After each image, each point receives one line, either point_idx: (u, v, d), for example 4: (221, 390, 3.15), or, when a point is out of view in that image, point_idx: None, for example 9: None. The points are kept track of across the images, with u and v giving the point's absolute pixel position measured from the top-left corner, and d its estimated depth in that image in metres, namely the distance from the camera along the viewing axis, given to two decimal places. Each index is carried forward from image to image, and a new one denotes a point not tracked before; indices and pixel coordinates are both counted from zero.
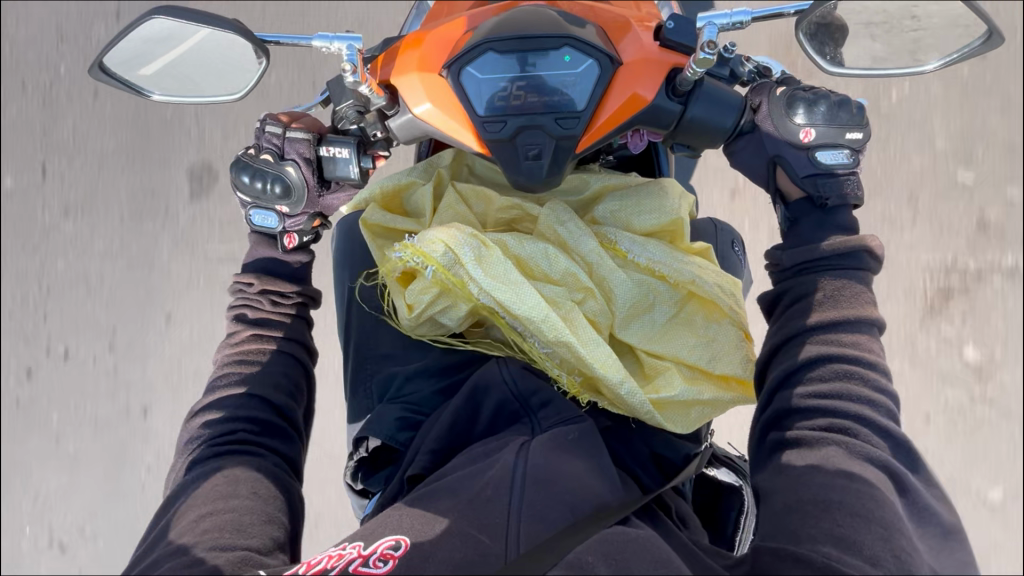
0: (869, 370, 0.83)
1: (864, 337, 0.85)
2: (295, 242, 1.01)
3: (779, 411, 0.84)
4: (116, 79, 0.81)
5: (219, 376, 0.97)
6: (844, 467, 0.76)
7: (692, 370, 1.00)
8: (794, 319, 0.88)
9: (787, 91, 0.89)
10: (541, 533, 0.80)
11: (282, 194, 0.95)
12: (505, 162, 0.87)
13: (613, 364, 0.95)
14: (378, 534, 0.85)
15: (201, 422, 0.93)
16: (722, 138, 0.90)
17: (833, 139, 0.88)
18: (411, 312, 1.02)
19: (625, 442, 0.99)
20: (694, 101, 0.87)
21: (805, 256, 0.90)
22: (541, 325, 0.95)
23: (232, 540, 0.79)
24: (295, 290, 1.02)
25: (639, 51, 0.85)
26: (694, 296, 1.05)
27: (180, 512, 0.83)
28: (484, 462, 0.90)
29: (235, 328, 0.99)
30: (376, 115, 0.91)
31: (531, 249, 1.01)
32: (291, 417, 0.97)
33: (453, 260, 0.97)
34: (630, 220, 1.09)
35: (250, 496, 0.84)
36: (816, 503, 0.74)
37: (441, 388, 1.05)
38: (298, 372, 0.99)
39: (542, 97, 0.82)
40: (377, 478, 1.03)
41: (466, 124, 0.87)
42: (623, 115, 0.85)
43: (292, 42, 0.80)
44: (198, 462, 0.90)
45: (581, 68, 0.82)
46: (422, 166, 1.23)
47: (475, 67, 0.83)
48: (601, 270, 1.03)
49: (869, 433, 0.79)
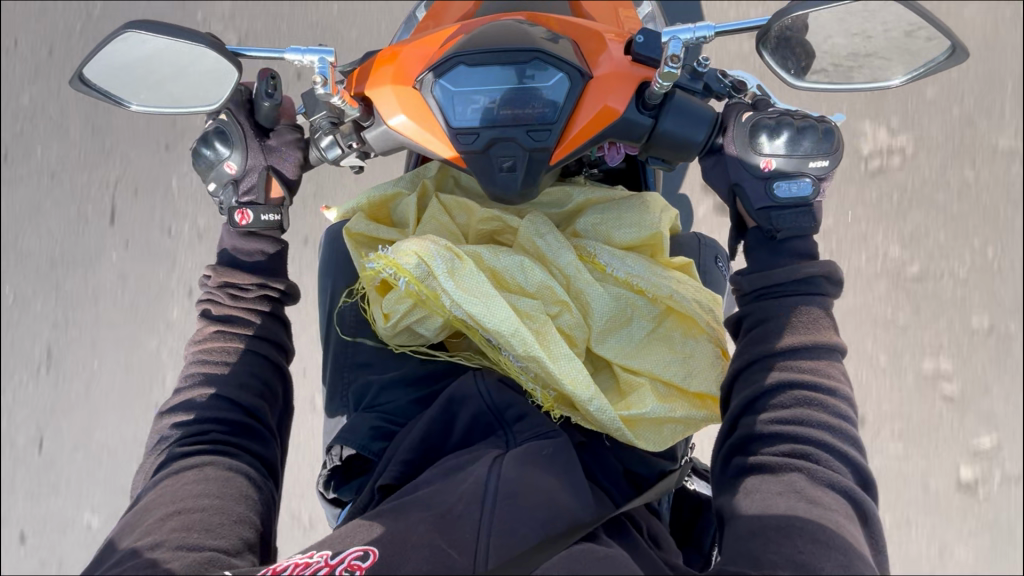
0: (829, 396, 0.81)
1: (825, 362, 0.83)
2: (249, 217, 0.96)
3: (742, 437, 0.82)
4: (97, 90, 0.82)
5: (186, 376, 0.96)
6: (807, 493, 0.74)
7: (667, 387, 0.98)
8: (754, 345, 0.86)
9: (753, 116, 0.86)
10: (513, 547, 0.79)
11: (223, 149, 0.92)
12: (480, 172, 0.87)
13: (583, 381, 0.94)
14: (347, 544, 0.84)
15: (169, 423, 0.93)
16: (695, 151, 0.89)
17: (794, 168, 0.86)
18: (388, 321, 1.03)
19: (598, 459, 0.97)
20: (665, 114, 0.86)
21: (763, 281, 0.88)
22: (511, 339, 0.95)
23: (200, 540, 0.78)
24: (256, 282, 0.99)
25: (611, 65, 0.85)
26: (672, 311, 1.03)
27: (145, 511, 0.82)
28: (454, 476, 0.89)
29: (200, 324, 0.99)
30: (351, 126, 0.91)
31: (506, 262, 1.01)
32: (262, 418, 0.96)
33: (427, 272, 0.97)
34: (610, 233, 1.08)
35: (218, 496, 0.84)
36: (779, 528, 0.71)
37: (417, 398, 1.05)
38: (267, 369, 0.98)
39: (513, 109, 0.82)
40: (348, 487, 1.03)
41: (440, 135, 0.88)
42: (594, 128, 0.85)
43: (265, 56, 0.81)
44: (166, 462, 0.89)
45: (551, 81, 0.82)
46: (408, 177, 1.24)
47: (448, 80, 0.83)
48: (578, 284, 1.03)
49: (830, 459, 0.77)
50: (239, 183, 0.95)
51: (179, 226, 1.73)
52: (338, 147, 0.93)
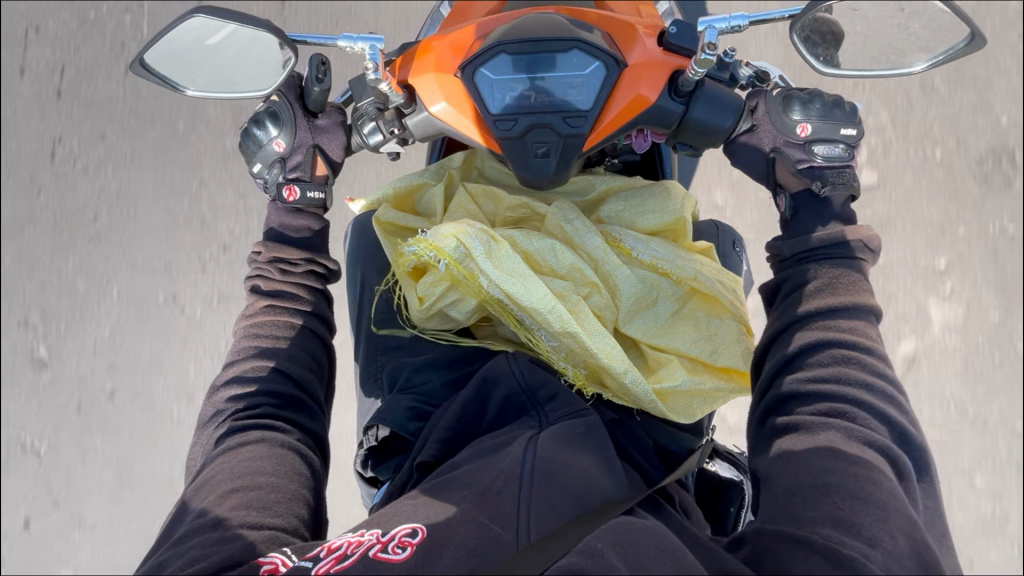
0: (867, 355, 0.86)
1: (861, 323, 0.88)
2: (296, 193, 1.00)
3: (779, 395, 0.87)
4: (156, 75, 0.86)
5: (238, 350, 1.00)
6: (842, 451, 0.78)
7: (694, 362, 1.03)
8: (791, 308, 0.91)
9: (784, 91, 0.94)
10: (554, 522, 0.82)
11: (274, 126, 0.96)
12: (515, 159, 0.91)
13: (617, 355, 0.98)
14: (393, 522, 0.84)
15: (224, 397, 0.96)
16: (721, 138, 0.94)
17: (829, 133, 0.92)
18: (422, 304, 1.06)
19: (630, 434, 1.00)
20: (697, 99, 0.91)
21: (803, 246, 0.93)
22: (548, 317, 0.99)
23: (259, 518, 0.82)
24: (304, 258, 1.03)
25: (644, 54, 0.90)
26: (696, 293, 1.08)
27: (205, 486, 0.85)
28: (493, 453, 0.90)
29: (251, 300, 1.02)
30: (394, 112, 0.95)
31: (538, 245, 1.05)
32: (311, 392, 1.00)
33: (465, 254, 1.01)
34: (634, 219, 1.13)
35: (273, 474, 0.87)
36: (817, 487, 0.76)
37: (450, 379, 1.08)
38: (315, 344, 1.02)
39: (550, 97, 0.87)
40: (386, 466, 1.05)
41: (478, 121, 0.92)
42: (626, 115, 0.89)
43: (318, 41, 0.85)
44: (222, 436, 0.92)
45: (588, 69, 0.86)
46: (434, 167, 1.28)
47: (489, 68, 0.88)
48: (606, 266, 1.07)
49: (867, 417, 0.81)
50: (286, 161, 0.99)
51: (195, 216, 1.75)
52: (380, 134, 0.98)
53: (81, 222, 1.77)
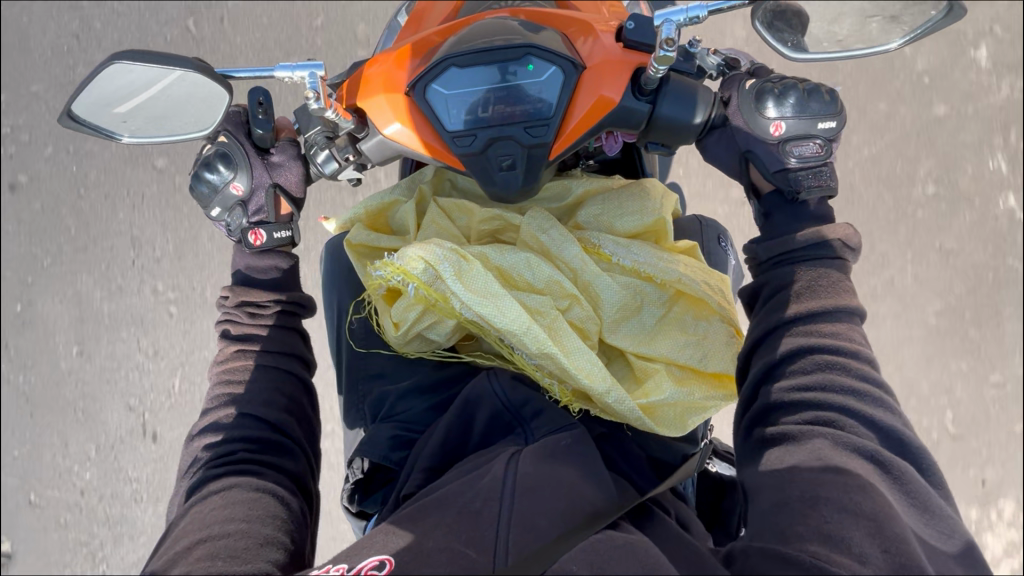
0: (853, 360, 0.81)
1: (844, 326, 0.84)
2: (262, 236, 0.97)
3: (765, 406, 0.83)
4: (86, 125, 0.83)
5: (212, 398, 0.98)
6: (830, 461, 0.74)
7: (683, 369, 0.99)
8: (773, 311, 0.87)
9: (757, 82, 0.88)
10: (532, 544, 0.76)
11: (228, 168, 0.92)
12: (478, 174, 0.87)
13: (598, 372, 0.94)
14: (362, 555, 0.81)
15: (200, 446, 0.94)
16: (694, 133, 0.90)
17: (804, 130, 0.86)
18: (398, 329, 1.02)
19: (620, 448, 0.95)
20: (663, 99, 0.86)
21: (779, 248, 0.90)
22: (524, 338, 0.94)
23: (225, 566, 0.76)
24: (272, 299, 1.00)
25: (603, 53, 0.85)
26: (682, 295, 1.03)
27: (174, 539, 0.82)
28: (475, 472, 0.87)
29: (221, 345, 1.00)
30: (346, 139, 0.91)
31: (512, 259, 1.01)
32: (288, 434, 0.97)
33: (434, 276, 0.97)
34: (612, 223, 1.08)
35: (244, 519, 0.83)
36: (804, 500, 0.71)
37: (432, 404, 1.04)
38: (291, 384, 0.99)
39: (510, 107, 0.82)
40: (373, 499, 1.02)
41: (436, 139, 0.87)
42: (591, 119, 0.85)
43: (252, 75, 0.81)
44: (197, 486, 0.89)
45: (545, 75, 0.82)
46: (405, 183, 1.24)
47: (440, 83, 0.83)
48: (585, 276, 1.02)
49: (857, 424, 0.77)
50: (248, 204, 0.96)
51: (193, 252, 1.83)
52: (335, 161, 0.93)
53: (90, 263, 1.87)
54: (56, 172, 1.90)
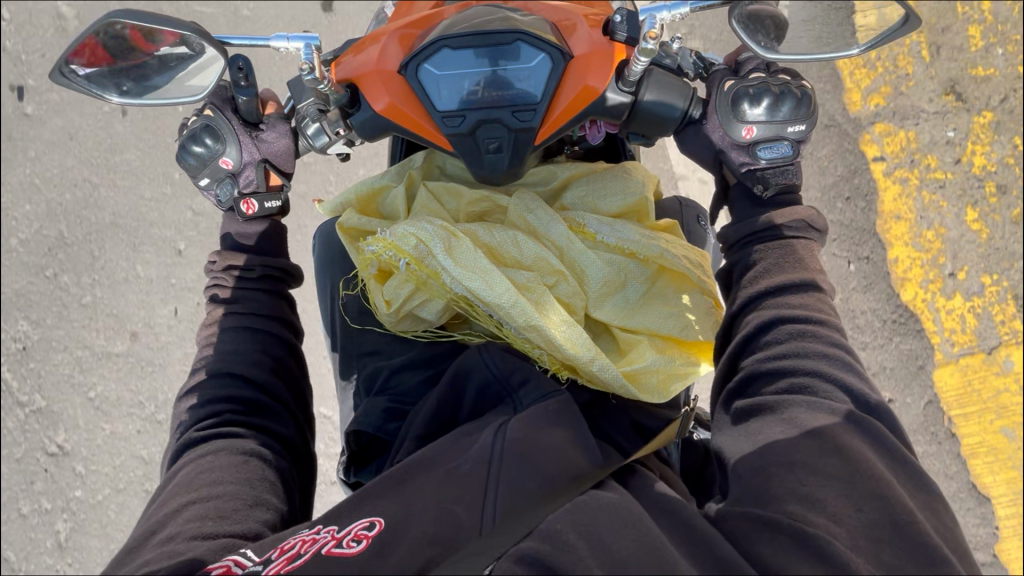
0: (822, 326, 0.89)
1: (812, 298, 0.93)
2: (254, 206, 1.00)
3: (745, 377, 0.89)
4: (76, 81, 0.86)
5: (200, 362, 1.01)
6: (807, 425, 0.79)
7: (666, 341, 1.03)
8: (744, 290, 0.96)
9: (735, 85, 0.93)
10: (519, 501, 0.80)
11: (216, 141, 0.95)
12: (466, 155, 0.90)
13: (583, 343, 0.97)
14: (352, 516, 0.82)
15: (188, 408, 0.97)
16: (672, 126, 0.95)
17: (774, 133, 0.94)
18: (390, 307, 1.05)
19: (607, 416, 1.00)
20: (644, 90, 0.92)
21: (746, 229, 0.99)
22: (511, 311, 0.97)
23: (215, 528, 0.79)
24: (260, 263, 1.03)
25: (590, 45, 0.89)
26: (664, 271, 1.08)
27: (164, 501, 0.84)
28: (462, 439, 0.90)
29: (210, 308, 1.03)
30: (338, 113, 0.94)
31: (500, 238, 1.04)
32: (277, 397, 1.01)
33: (427, 252, 1.00)
34: (596, 204, 1.13)
35: (233, 482, 0.86)
36: (781, 464, 0.76)
37: (425, 377, 1.08)
38: (277, 345, 1.03)
39: (498, 91, 0.86)
40: (368, 470, 1.05)
41: (426, 119, 0.90)
42: (577, 106, 0.89)
43: (248, 42, 0.84)
44: (185, 446, 0.93)
45: (535, 61, 0.86)
46: (395, 169, 1.27)
47: (433, 63, 0.87)
48: (571, 253, 1.07)
49: (828, 388, 0.83)
50: (238, 177, 0.99)
51: (189, 230, 1.86)
52: (326, 134, 0.96)
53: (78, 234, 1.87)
54: (45, 145, 1.90)
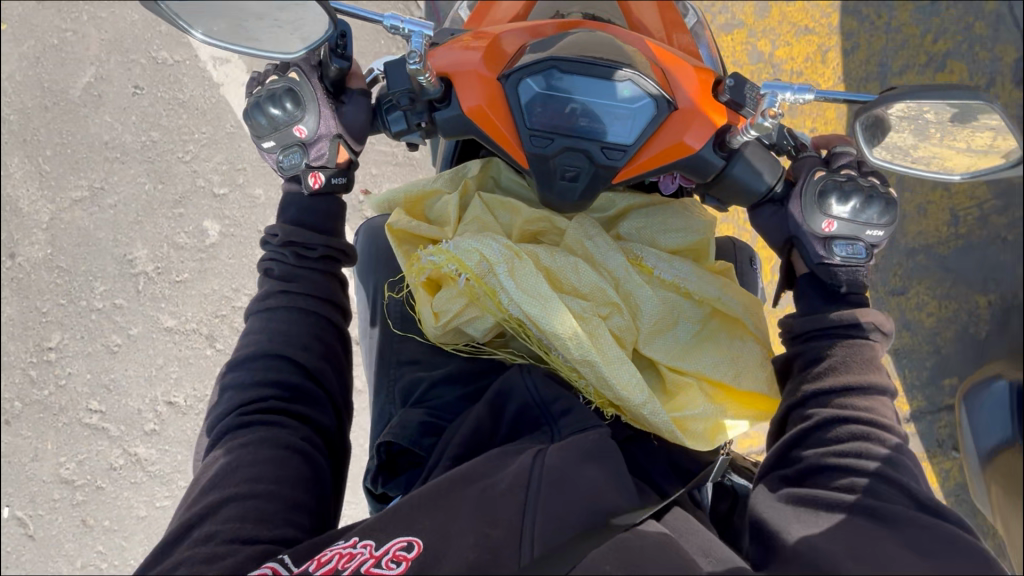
0: (885, 433, 0.89)
1: (877, 402, 0.92)
2: (321, 180, 0.98)
3: (802, 470, 0.88)
4: (162, 11, 0.75)
5: (247, 336, 0.97)
6: (871, 536, 0.76)
7: (714, 387, 1.01)
8: (807, 381, 0.96)
9: (824, 177, 0.94)
10: (558, 533, 0.77)
11: (296, 107, 0.90)
12: (539, 176, 0.88)
13: (637, 384, 0.94)
14: (390, 533, 0.79)
15: (231, 387, 0.94)
16: (752, 199, 0.96)
17: (853, 233, 0.94)
18: (438, 320, 1.02)
19: (647, 452, 1.00)
20: (737, 157, 0.92)
21: (814, 323, 0.99)
22: (568, 341, 0.95)
23: (255, 531, 0.79)
24: (321, 244, 1.00)
25: (690, 100, 0.89)
26: (717, 314, 1.07)
27: (203, 489, 0.83)
28: (501, 457, 0.88)
29: (264, 283, 1.00)
30: (426, 104, 0.91)
31: (561, 263, 1.03)
32: (322, 384, 0.98)
33: (488, 269, 0.98)
34: (655, 237, 1.12)
35: (275, 480, 0.84)
36: (845, 554, 0.73)
37: (464, 394, 1.06)
38: (328, 332, 1.01)
39: (592, 124, 0.84)
40: (396, 483, 1.02)
41: (510, 130, 0.88)
42: (663, 157, 0.88)
43: (366, 16, 0.89)
44: (225, 429, 0.90)
45: (638, 104, 0.84)
46: (448, 175, 1.25)
47: (536, 79, 0.84)
48: (628, 286, 1.05)
49: (890, 495, 0.82)
50: (308, 148, 0.95)
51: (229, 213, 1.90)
52: (406, 122, 0.94)
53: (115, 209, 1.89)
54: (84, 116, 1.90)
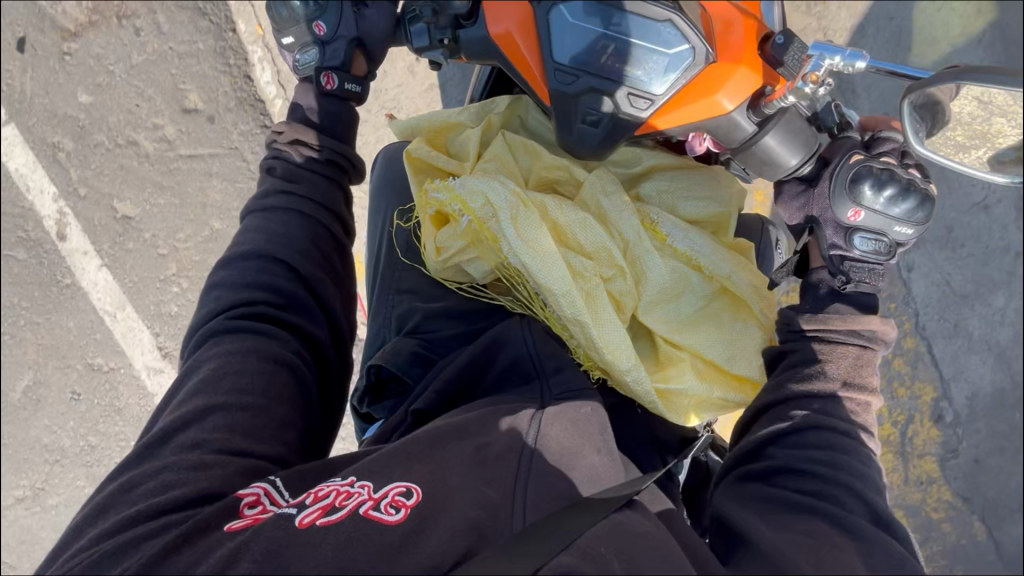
0: (858, 446, 0.86)
1: (855, 414, 0.89)
2: (332, 81, 1.05)
3: (771, 467, 0.86)
4: None
5: (245, 234, 1.02)
6: (828, 541, 0.73)
7: (707, 365, 0.99)
8: (792, 379, 0.92)
9: (860, 161, 0.89)
10: (551, 506, 0.78)
11: (313, 5, 1.00)
12: (560, 117, 0.84)
13: (623, 351, 0.93)
14: (388, 478, 0.80)
15: (225, 293, 0.97)
16: (781, 171, 0.90)
17: (879, 226, 0.90)
18: (438, 255, 1.02)
19: (627, 422, 1.00)
20: (771, 127, 0.85)
21: (818, 325, 0.93)
22: (561, 298, 0.93)
23: (244, 445, 0.83)
24: (324, 146, 1.07)
25: (734, 50, 0.81)
26: (725, 293, 1.03)
27: (190, 394, 0.87)
28: (495, 416, 0.89)
29: (266, 181, 1.05)
30: (449, 19, 0.87)
31: (569, 217, 1.00)
32: (315, 291, 1.02)
33: (491, 214, 0.96)
34: (675, 203, 1.06)
35: (263, 396, 0.88)
36: (811, 561, 0.70)
37: (460, 332, 1.08)
38: (325, 239, 1.05)
39: (621, 65, 0.78)
40: (382, 406, 1.06)
41: (537, 62, 0.83)
42: (693, 113, 0.83)
43: None
44: (213, 330, 0.94)
45: (674, 49, 0.77)
46: (475, 108, 1.19)
47: (569, 7, 0.77)
48: (637, 251, 1.01)
49: (852, 504, 0.79)
50: (324, 48, 1.03)
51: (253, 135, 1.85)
52: (427, 37, 0.90)
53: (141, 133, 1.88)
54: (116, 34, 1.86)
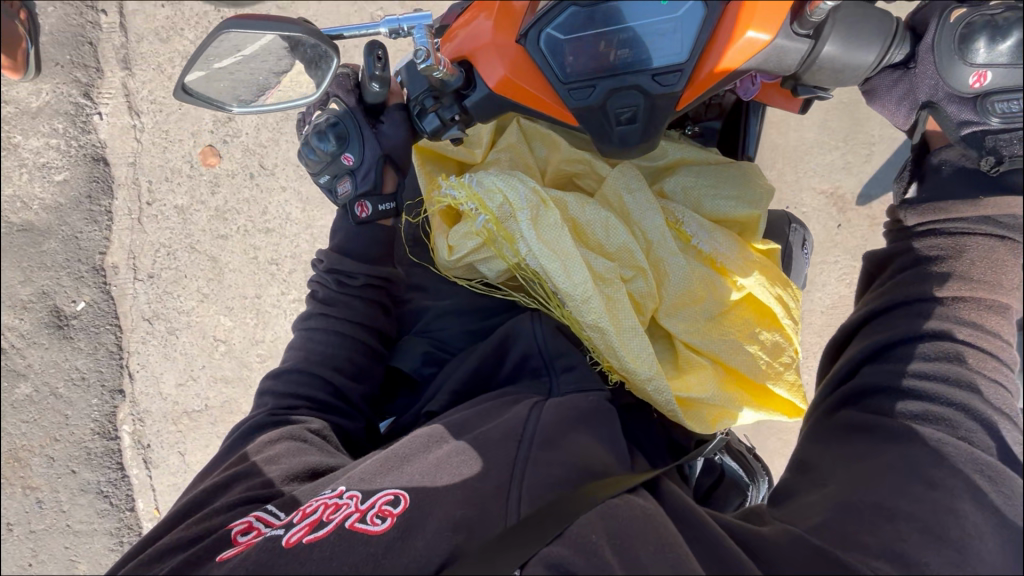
0: (983, 360, 0.76)
1: (990, 318, 0.79)
2: (368, 208, 0.99)
3: (861, 388, 0.81)
4: (200, 99, 0.86)
5: (287, 357, 1.03)
6: (923, 471, 0.69)
7: (728, 373, 0.96)
8: (900, 290, 0.85)
9: (964, 17, 0.82)
10: (545, 493, 0.72)
11: (338, 140, 0.94)
12: (594, 133, 0.79)
13: (644, 358, 0.89)
14: (377, 486, 0.76)
15: (267, 395, 0.98)
16: (859, 74, 0.82)
17: (1017, 80, 0.79)
18: (451, 254, 0.96)
19: (643, 426, 0.96)
20: (828, 33, 0.77)
21: (937, 213, 0.87)
22: (581, 306, 0.89)
23: (258, 494, 0.80)
24: (364, 274, 1.02)
25: None
26: (749, 300, 0.98)
27: (223, 468, 0.88)
28: (495, 410, 0.86)
29: (307, 304, 1.05)
30: (452, 96, 0.81)
31: (590, 215, 0.95)
32: (351, 400, 1.00)
33: (509, 213, 0.91)
34: (700, 200, 1.01)
35: (286, 462, 0.84)
36: (879, 511, 0.67)
37: (471, 329, 1.03)
38: (361, 352, 1.01)
39: (631, 50, 0.71)
40: (396, 404, 1.07)
41: (549, 94, 0.77)
42: (735, 61, 0.72)
43: (359, 32, 0.79)
44: (254, 423, 0.94)
45: (680, 11, 0.69)
46: None
47: (557, 28, 0.71)
48: (660, 252, 0.96)
49: (971, 429, 0.72)
50: (356, 174, 0.97)
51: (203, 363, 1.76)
52: (438, 120, 0.84)
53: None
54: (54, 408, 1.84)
